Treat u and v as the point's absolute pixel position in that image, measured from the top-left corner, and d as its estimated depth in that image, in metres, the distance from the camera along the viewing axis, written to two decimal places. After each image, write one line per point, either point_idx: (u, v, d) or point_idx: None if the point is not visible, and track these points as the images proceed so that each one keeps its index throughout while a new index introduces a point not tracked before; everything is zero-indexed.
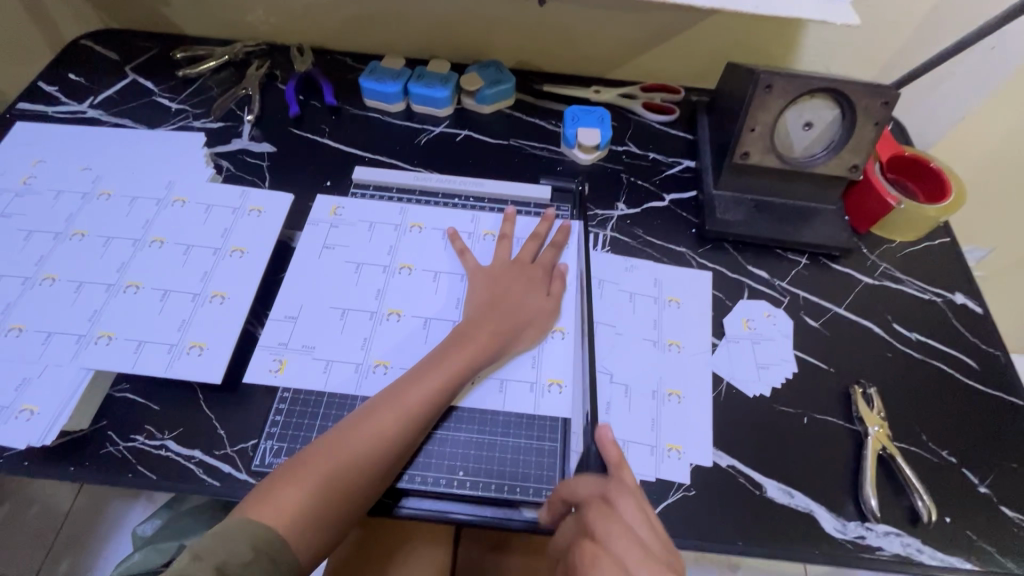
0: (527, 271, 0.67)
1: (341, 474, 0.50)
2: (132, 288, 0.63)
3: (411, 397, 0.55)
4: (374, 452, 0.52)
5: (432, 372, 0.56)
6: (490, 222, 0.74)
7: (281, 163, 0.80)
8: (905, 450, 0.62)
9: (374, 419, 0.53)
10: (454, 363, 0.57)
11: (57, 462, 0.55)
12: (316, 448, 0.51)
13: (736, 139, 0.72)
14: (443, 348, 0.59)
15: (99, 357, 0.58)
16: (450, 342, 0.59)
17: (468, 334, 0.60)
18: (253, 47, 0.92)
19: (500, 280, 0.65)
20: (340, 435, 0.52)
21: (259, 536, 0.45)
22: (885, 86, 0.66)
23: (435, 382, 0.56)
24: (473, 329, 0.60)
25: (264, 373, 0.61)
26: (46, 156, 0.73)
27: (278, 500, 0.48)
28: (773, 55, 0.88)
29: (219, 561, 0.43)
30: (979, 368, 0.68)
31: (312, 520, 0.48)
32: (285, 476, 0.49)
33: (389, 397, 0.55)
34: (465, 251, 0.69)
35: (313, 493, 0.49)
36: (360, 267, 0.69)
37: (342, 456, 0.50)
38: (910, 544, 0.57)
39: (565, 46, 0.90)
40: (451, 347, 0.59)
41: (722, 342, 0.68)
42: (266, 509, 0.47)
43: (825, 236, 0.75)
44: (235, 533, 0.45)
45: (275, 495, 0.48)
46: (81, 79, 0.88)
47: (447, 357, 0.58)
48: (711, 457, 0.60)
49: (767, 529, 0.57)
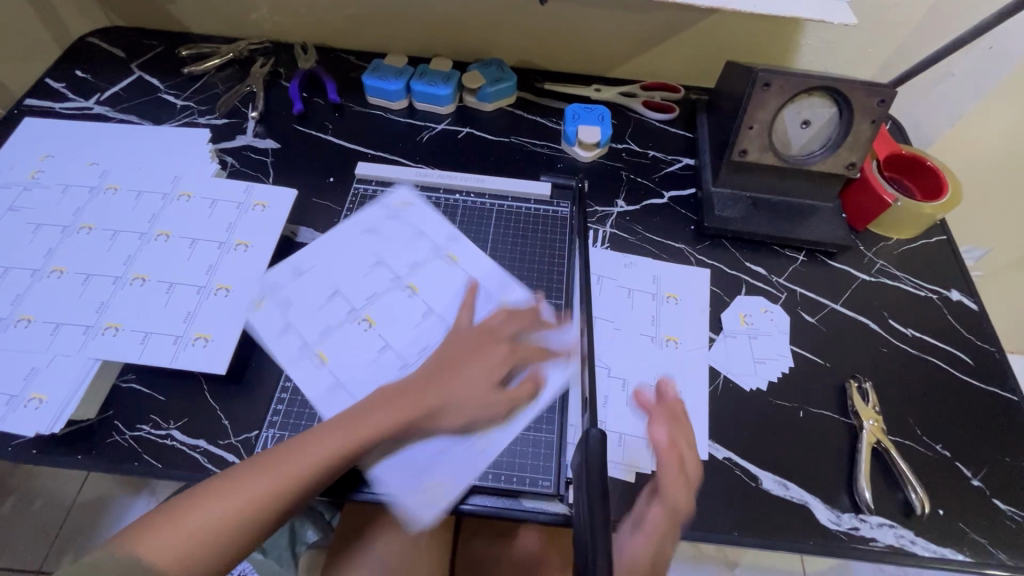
0: (488, 341, 0.60)
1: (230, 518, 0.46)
2: (139, 280, 0.64)
3: (321, 451, 0.50)
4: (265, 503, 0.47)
5: (350, 428, 0.52)
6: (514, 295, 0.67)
7: (285, 160, 0.81)
8: (900, 444, 0.63)
9: (283, 464, 0.49)
10: (376, 422, 0.53)
11: (65, 450, 0.56)
12: (223, 478, 0.48)
13: (734, 137, 0.73)
14: (372, 403, 0.55)
15: (105, 348, 0.59)
16: (382, 399, 0.55)
17: (402, 394, 0.56)
18: (257, 45, 0.93)
19: (456, 347, 0.60)
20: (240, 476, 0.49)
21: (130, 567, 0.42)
22: (882, 84, 0.66)
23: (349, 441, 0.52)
24: (409, 390, 0.56)
25: (244, 303, 0.64)
26: (54, 151, 0.75)
27: (163, 530, 0.45)
28: (772, 54, 0.89)
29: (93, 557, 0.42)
30: (973, 364, 0.69)
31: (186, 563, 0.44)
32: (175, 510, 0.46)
33: (306, 439, 0.51)
34: (466, 306, 0.64)
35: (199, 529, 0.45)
36: (373, 267, 0.69)
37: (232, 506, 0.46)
38: (903, 536, 0.57)
39: (567, 45, 0.91)
40: (381, 404, 0.55)
41: (719, 337, 0.69)
42: (146, 542, 0.44)
43: (822, 232, 0.76)
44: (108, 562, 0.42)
45: (163, 526, 0.45)
46: (88, 75, 0.90)
47: (371, 412, 0.54)
48: (708, 450, 0.61)
49: (762, 521, 0.57)
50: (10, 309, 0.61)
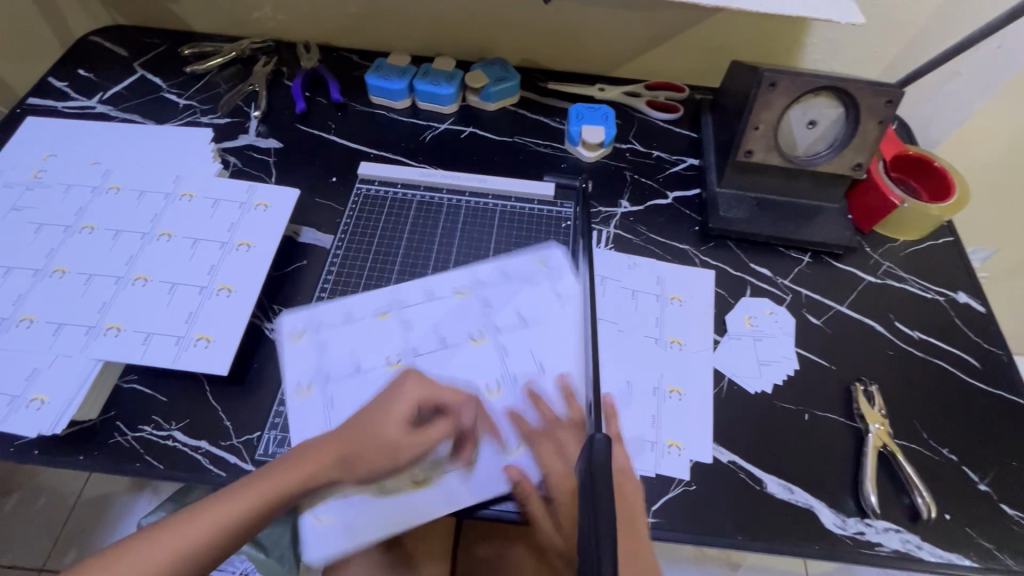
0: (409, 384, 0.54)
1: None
2: (141, 281, 0.64)
3: (211, 523, 0.46)
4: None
5: (242, 501, 0.47)
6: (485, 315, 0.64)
7: (288, 159, 0.81)
8: (907, 448, 0.62)
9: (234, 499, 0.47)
10: (270, 490, 0.48)
11: (67, 450, 0.56)
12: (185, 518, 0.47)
13: (740, 137, 0.72)
14: (273, 467, 0.50)
15: (106, 348, 0.59)
16: (288, 462, 0.50)
17: (305, 457, 0.50)
18: (260, 44, 0.93)
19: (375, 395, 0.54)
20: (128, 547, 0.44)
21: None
22: (889, 84, 0.66)
23: (236, 515, 0.47)
24: (314, 450, 0.51)
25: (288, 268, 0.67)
26: (57, 150, 0.74)
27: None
28: (778, 53, 0.88)
29: None
30: (980, 367, 0.68)
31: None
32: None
33: (200, 509, 0.47)
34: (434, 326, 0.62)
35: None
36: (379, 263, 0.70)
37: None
38: (909, 541, 0.57)
39: (570, 44, 0.90)
40: (279, 470, 0.49)
41: (723, 339, 0.68)
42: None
43: (828, 233, 0.75)
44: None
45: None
46: (91, 74, 0.89)
47: (268, 481, 0.48)
48: (712, 453, 0.61)
49: (766, 525, 0.57)
50: (12, 309, 0.61)
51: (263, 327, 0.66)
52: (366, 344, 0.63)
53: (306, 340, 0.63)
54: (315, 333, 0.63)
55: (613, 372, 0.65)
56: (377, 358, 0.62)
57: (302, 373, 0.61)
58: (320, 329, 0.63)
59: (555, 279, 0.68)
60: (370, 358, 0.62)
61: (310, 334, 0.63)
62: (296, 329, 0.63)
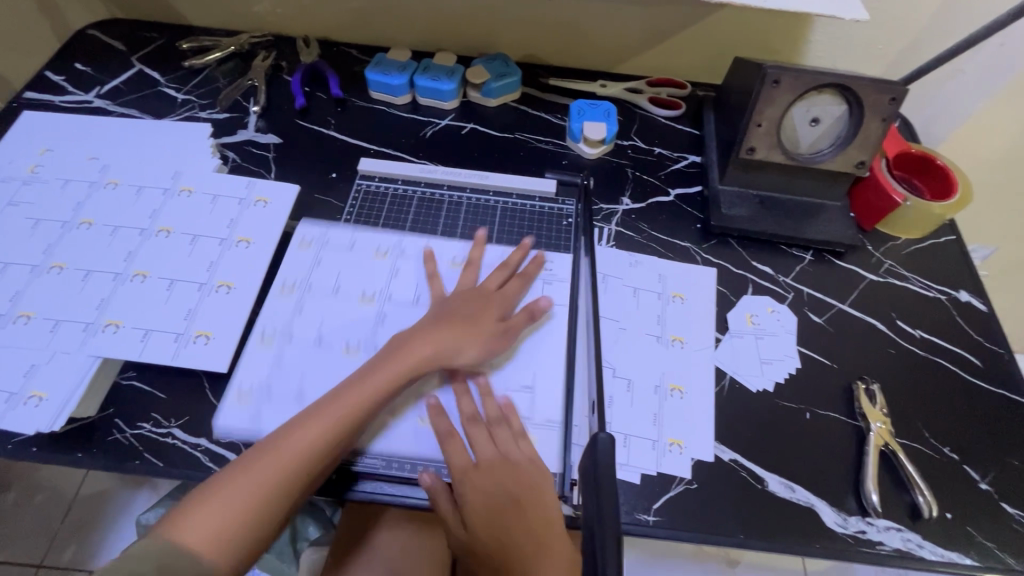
0: (482, 296, 0.64)
1: (262, 493, 0.49)
2: (139, 277, 0.63)
3: (333, 414, 0.54)
4: (290, 473, 0.51)
5: (355, 389, 0.55)
6: (456, 249, 0.71)
7: (287, 155, 0.80)
8: (908, 447, 0.62)
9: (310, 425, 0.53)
10: (378, 379, 0.56)
11: (64, 447, 0.56)
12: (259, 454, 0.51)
13: (742, 135, 0.72)
14: (376, 362, 0.58)
15: (105, 345, 0.58)
16: (384, 356, 0.58)
17: (402, 349, 0.59)
18: (259, 39, 0.92)
19: (449, 303, 0.64)
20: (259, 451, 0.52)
21: (166, 556, 0.46)
22: (893, 81, 0.65)
23: (353, 402, 0.55)
24: (409, 343, 0.59)
25: (297, 241, 0.70)
26: (54, 145, 0.74)
27: (193, 520, 0.48)
28: (780, 51, 0.88)
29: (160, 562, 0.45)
30: (982, 366, 0.68)
31: (224, 545, 0.47)
32: (199, 499, 0.49)
33: (283, 435, 0.52)
34: (434, 275, 0.67)
35: (229, 509, 0.48)
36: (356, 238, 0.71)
37: (240, 498, 0.49)
38: (910, 540, 0.57)
39: (572, 40, 0.90)
40: (381, 364, 0.58)
41: (725, 337, 0.68)
42: (184, 533, 0.47)
43: (830, 232, 0.75)
44: (143, 554, 0.45)
45: (192, 515, 0.48)
46: (88, 68, 0.89)
47: (377, 371, 0.57)
48: (713, 452, 0.61)
49: (768, 523, 0.57)
50: (9, 305, 0.60)
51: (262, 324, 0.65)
52: (353, 274, 0.68)
53: (313, 250, 0.69)
54: (322, 247, 0.70)
55: (612, 369, 0.64)
56: (338, 339, 0.63)
57: (291, 275, 0.67)
58: (309, 291, 0.66)
59: (547, 282, 0.69)
60: (352, 286, 0.67)
61: (278, 342, 0.62)
62: (268, 332, 0.62)
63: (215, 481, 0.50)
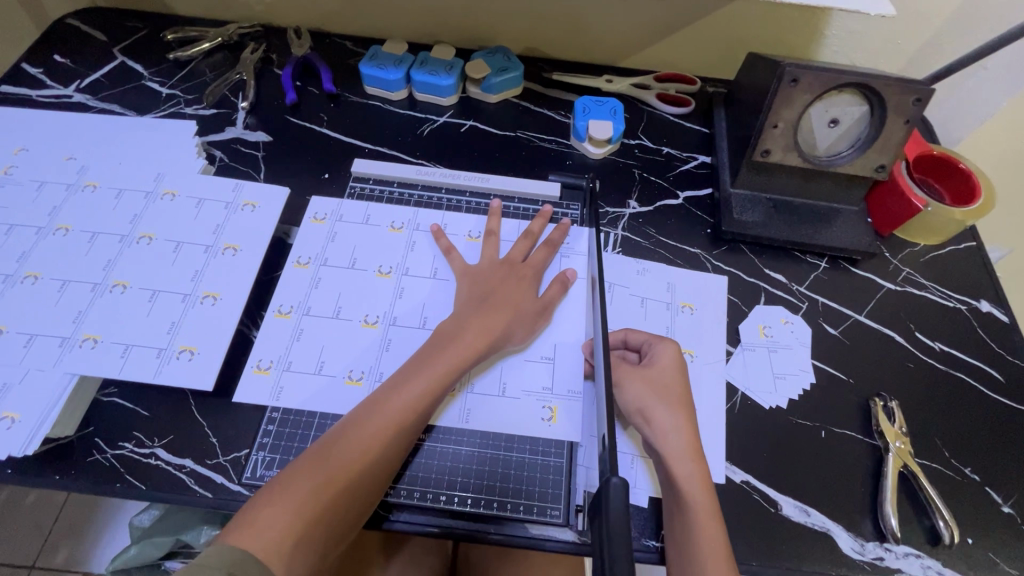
0: (517, 271, 0.63)
1: (330, 493, 0.46)
2: (119, 287, 0.60)
3: (399, 404, 0.51)
4: (359, 469, 0.48)
5: (417, 378, 0.53)
6: (473, 225, 0.70)
7: (277, 154, 0.76)
8: (928, 467, 0.59)
9: (364, 425, 0.50)
10: (440, 367, 0.54)
11: (41, 470, 0.53)
12: (308, 458, 0.48)
13: (757, 135, 0.68)
14: (429, 348, 0.56)
15: (83, 361, 0.55)
16: (437, 342, 0.56)
17: (455, 334, 0.56)
18: (248, 29, 0.87)
19: (484, 281, 0.62)
20: (328, 447, 0.49)
21: (239, 563, 0.41)
22: (918, 81, 0.61)
23: (417, 392, 0.52)
24: (461, 328, 0.57)
25: (309, 219, 0.69)
26: (29, 144, 0.70)
27: (258, 523, 0.44)
28: (795, 45, 0.84)
29: None
30: (1004, 380, 0.65)
31: (296, 548, 0.44)
32: (265, 500, 0.45)
33: (342, 435, 0.49)
34: (451, 249, 0.66)
35: (302, 507, 0.45)
36: (371, 215, 0.70)
37: (299, 501, 0.45)
38: (931, 567, 0.54)
39: (577, 32, 0.85)
40: (436, 351, 0.55)
41: (737, 351, 0.65)
42: (252, 538, 0.43)
43: (846, 239, 0.71)
44: (212, 558, 0.41)
45: (256, 518, 0.44)
46: (67, 60, 0.84)
47: (437, 357, 0.55)
48: (725, 473, 0.58)
49: (782, 548, 0.54)
50: None
51: (252, 335, 0.62)
52: (368, 247, 0.67)
53: (327, 224, 0.68)
54: (336, 221, 0.69)
55: (624, 346, 0.62)
56: (358, 313, 0.62)
57: (306, 249, 0.66)
58: (325, 263, 0.65)
59: (565, 256, 0.68)
60: (368, 260, 0.66)
61: (297, 316, 0.62)
62: (287, 306, 0.62)
63: (270, 488, 0.46)
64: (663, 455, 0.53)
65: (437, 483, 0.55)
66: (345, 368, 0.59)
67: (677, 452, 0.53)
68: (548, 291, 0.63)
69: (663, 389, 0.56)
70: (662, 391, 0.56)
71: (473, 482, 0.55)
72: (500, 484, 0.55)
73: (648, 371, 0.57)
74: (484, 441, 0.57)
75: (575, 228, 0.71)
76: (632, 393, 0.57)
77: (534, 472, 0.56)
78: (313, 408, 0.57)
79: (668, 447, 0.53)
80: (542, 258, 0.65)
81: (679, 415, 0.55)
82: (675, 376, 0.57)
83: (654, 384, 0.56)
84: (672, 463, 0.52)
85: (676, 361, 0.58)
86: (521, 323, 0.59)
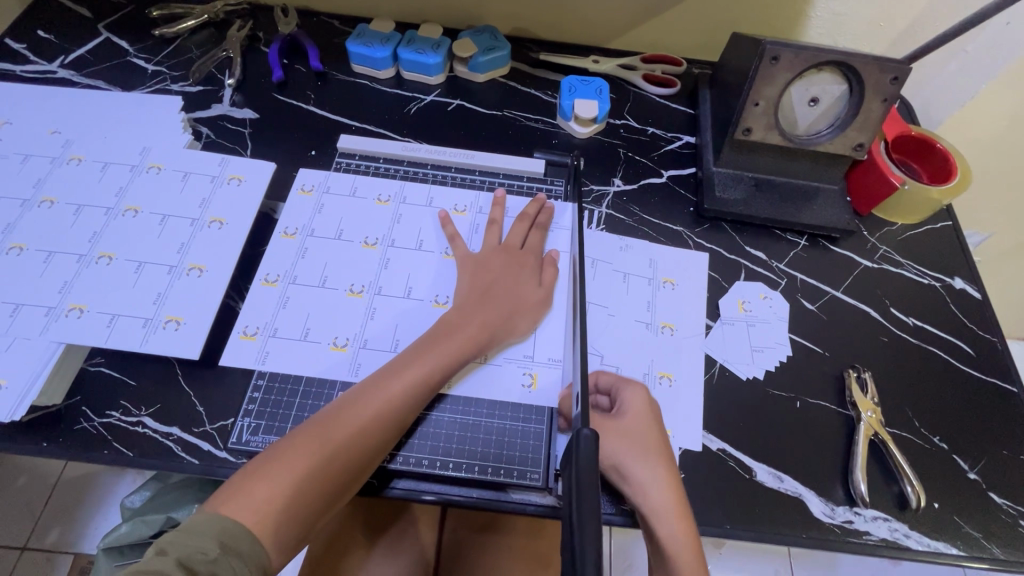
0: (517, 256, 0.64)
1: (319, 472, 0.47)
2: (105, 259, 0.60)
3: (398, 388, 0.52)
4: (352, 450, 0.49)
5: (416, 366, 0.54)
6: (465, 199, 0.71)
7: (263, 131, 0.76)
8: (897, 436, 0.61)
9: (362, 406, 0.51)
10: (439, 356, 0.55)
11: (28, 437, 0.53)
12: (303, 432, 0.49)
13: (739, 114, 0.69)
14: (431, 334, 0.57)
15: (70, 330, 0.56)
16: (436, 332, 0.56)
17: (457, 325, 0.57)
18: (234, 7, 0.87)
19: (486, 268, 0.62)
20: (323, 424, 0.49)
21: (228, 533, 0.42)
22: (895, 60, 0.63)
23: (415, 380, 0.53)
24: (462, 319, 0.57)
25: (294, 192, 0.69)
26: (14, 118, 0.69)
27: (251, 496, 0.45)
28: (779, 27, 0.84)
29: (182, 557, 0.40)
30: (974, 354, 0.67)
31: (283, 520, 0.45)
32: (258, 473, 0.46)
33: (338, 415, 0.50)
34: (456, 236, 0.66)
35: (294, 483, 0.46)
36: (357, 190, 0.70)
37: (289, 476, 0.46)
38: (898, 529, 0.56)
39: (564, 13, 0.86)
40: (437, 339, 0.56)
41: (716, 325, 0.67)
42: (241, 508, 0.44)
43: (826, 217, 0.73)
44: (202, 527, 0.42)
45: (249, 490, 0.45)
46: (51, 36, 0.83)
47: (439, 344, 0.55)
48: (701, 441, 0.59)
49: (755, 512, 0.56)
50: None
51: (237, 309, 0.62)
52: (356, 220, 0.68)
53: (314, 196, 0.69)
54: (323, 193, 0.69)
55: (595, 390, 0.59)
56: (343, 283, 0.63)
57: (293, 221, 0.67)
58: (312, 235, 0.66)
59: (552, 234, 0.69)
60: (355, 232, 0.67)
61: (283, 284, 0.62)
62: (274, 274, 0.63)
63: (261, 459, 0.47)
64: (646, 513, 0.51)
65: (421, 449, 0.56)
66: (330, 335, 0.60)
67: (659, 509, 0.51)
68: (544, 276, 0.64)
69: (640, 442, 0.53)
70: (639, 444, 0.53)
71: (456, 448, 0.56)
72: (482, 451, 0.56)
73: (623, 423, 0.54)
74: (471, 422, 0.57)
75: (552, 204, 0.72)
76: (609, 449, 0.53)
77: (516, 441, 0.57)
78: (298, 375, 0.58)
79: (651, 504, 0.51)
80: (536, 241, 0.66)
81: (658, 467, 0.52)
82: (649, 425, 0.54)
83: (630, 436, 0.53)
84: (654, 521, 0.51)
85: (647, 407, 0.55)
86: (520, 308, 0.60)
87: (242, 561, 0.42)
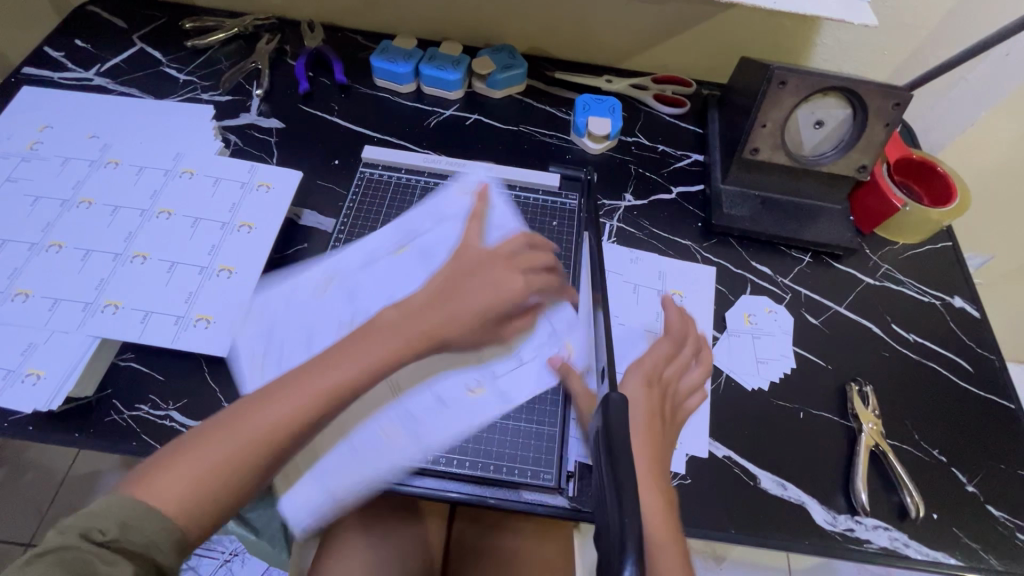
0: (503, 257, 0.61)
1: (236, 457, 0.44)
2: (139, 258, 0.63)
3: (330, 378, 0.49)
4: (278, 433, 0.46)
5: (352, 358, 0.50)
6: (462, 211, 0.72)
7: (290, 140, 0.80)
8: (898, 448, 0.63)
9: (287, 394, 0.47)
10: (380, 348, 0.51)
11: (61, 427, 0.56)
12: (223, 416, 0.46)
13: (747, 135, 0.72)
14: (375, 325, 0.53)
15: (104, 324, 0.58)
16: (380, 324, 0.53)
17: (406, 320, 0.54)
18: (263, 21, 0.91)
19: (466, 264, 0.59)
20: (244, 410, 0.46)
21: (131, 513, 0.40)
22: (898, 87, 0.66)
23: (353, 367, 0.50)
24: (414, 315, 0.54)
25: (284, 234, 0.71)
26: (54, 122, 0.73)
27: (165, 479, 0.42)
28: (785, 54, 0.88)
29: (85, 529, 0.38)
30: (972, 371, 0.69)
31: (193, 506, 0.42)
32: (175, 452, 0.43)
33: (266, 401, 0.47)
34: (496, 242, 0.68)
35: (212, 466, 0.43)
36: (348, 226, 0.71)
37: (205, 459, 0.43)
38: (897, 539, 0.58)
39: (580, 34, 0.89)
40: (382, 331, 0.53)
41: (722, 336, 0.69)
42: (153, 490, 0.41)
43: (829, 235, 0.75)
44: (109, 508, 0.40)
45: (165, 471, 0.42)
46: (88, 45, 0.87)
47: (383, 335, 0.52)
48: (707, 448, 0.61)
49: (757, 519, 0.58)
50: (7, 282, 0.60)
51: None
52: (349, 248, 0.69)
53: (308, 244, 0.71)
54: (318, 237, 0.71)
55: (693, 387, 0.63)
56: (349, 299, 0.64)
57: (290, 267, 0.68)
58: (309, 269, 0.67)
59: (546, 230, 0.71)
60: (354, 257, 0.68)
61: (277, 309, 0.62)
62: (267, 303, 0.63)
63: (181, 442, 0.44)
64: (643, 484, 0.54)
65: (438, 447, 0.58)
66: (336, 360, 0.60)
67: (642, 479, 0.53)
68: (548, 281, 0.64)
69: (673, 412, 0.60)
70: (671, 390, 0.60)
71: (471, 447, 0.58)
72: (497, 450, 0.58)
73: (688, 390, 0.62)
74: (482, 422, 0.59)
75: (564, 216, 0.75)
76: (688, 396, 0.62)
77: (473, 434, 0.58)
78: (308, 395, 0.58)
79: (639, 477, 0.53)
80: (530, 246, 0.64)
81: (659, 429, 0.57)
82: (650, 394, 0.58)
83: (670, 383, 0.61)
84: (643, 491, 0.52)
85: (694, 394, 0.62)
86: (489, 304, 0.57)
87: (144, 537, 0.39)
